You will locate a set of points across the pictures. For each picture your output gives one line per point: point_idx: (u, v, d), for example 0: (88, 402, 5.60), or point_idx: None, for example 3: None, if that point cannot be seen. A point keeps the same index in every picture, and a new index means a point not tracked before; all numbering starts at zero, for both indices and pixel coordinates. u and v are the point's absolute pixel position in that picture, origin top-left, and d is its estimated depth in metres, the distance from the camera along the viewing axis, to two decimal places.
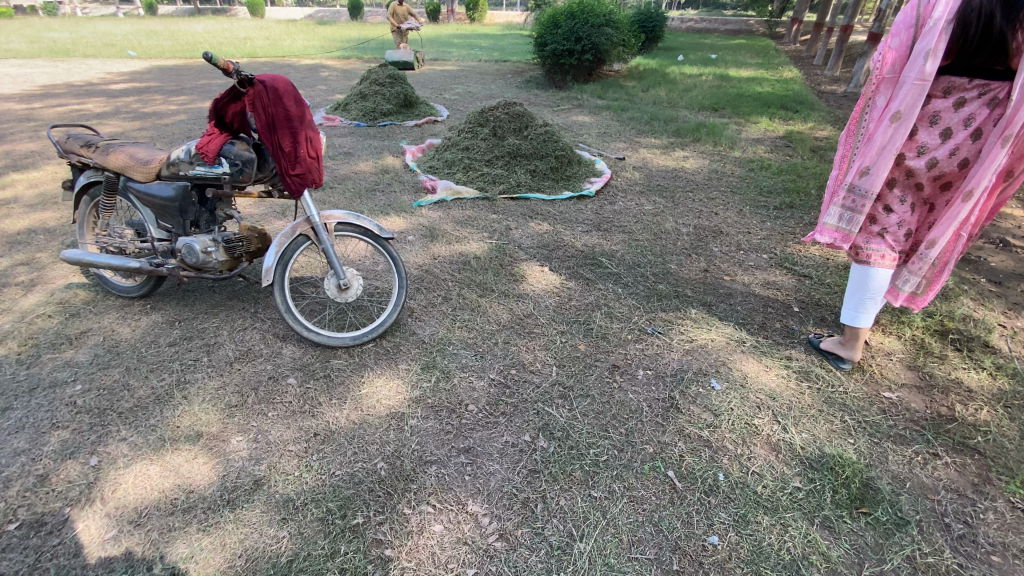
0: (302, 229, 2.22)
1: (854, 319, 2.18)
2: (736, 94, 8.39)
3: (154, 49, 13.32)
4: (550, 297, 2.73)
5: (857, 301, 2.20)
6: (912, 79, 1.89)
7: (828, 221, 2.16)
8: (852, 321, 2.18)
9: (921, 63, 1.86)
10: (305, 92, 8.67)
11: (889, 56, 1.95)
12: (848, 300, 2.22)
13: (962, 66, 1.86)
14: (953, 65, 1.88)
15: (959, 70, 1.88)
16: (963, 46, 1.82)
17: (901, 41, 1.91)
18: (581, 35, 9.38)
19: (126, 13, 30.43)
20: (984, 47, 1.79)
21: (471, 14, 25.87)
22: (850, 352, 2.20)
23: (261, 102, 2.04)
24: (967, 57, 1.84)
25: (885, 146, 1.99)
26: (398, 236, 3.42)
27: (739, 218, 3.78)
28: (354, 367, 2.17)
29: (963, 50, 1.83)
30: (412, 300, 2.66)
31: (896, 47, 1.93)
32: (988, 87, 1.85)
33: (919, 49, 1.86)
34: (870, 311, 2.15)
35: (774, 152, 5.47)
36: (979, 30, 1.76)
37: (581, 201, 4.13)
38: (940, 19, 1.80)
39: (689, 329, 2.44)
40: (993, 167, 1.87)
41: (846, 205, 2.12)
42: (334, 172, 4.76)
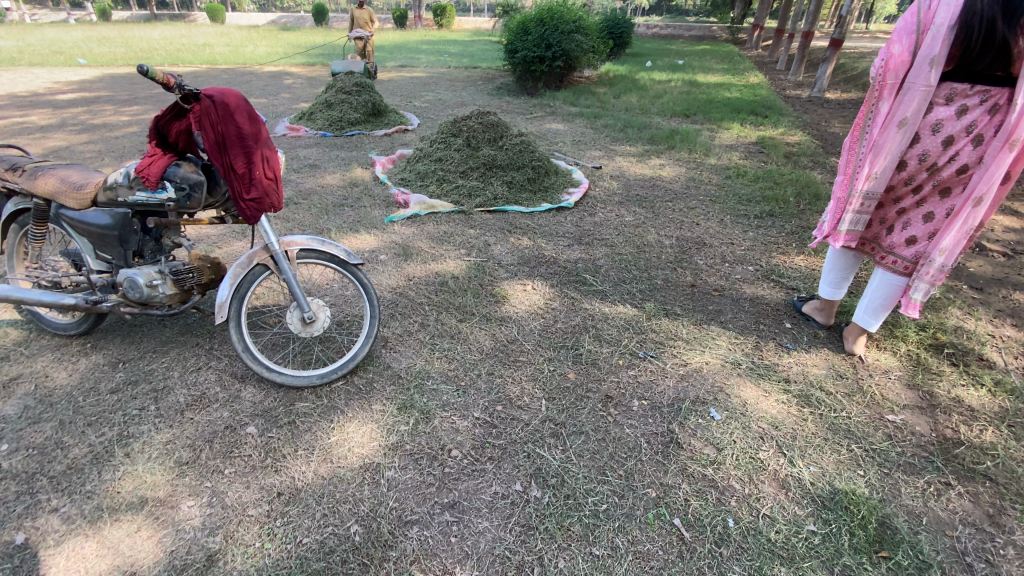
0: (260, 257, 2.00)
1: (828, 293, 2.47)
2: (706, 100, 8.45)
3: (106, 57, 12.70)
4: (534, 320, 2.57)
5: (833, 279, 2.45)
6: (917, 86, 1.99)
7: (843, 227, 2.27)
8: (824, 294, 2.47)
9: (926, 71, 1.95)
10: (268, 102, 8.34)
11: (891, 61, 2.01)
12: (824, 276, 2.49)
13: (964, 72, 1.94)
14: (955, 71, 1.95)
15: (960, 76, 1.95)
16: (966, 52, 1.89)
17: (903, 47, 1.98)
18: (551, 41, 9.30)
19: (76, 18, 29.10)
20: (986, 51, 1.86)
21: (439, 21, 25.67)
22: (822, 318, 2.52)
23: (209, 119, 1.82)
24: (969, 63, 1.91)
25: (892, 151, 2.09)
26: (369, 256, 3.21)
27: (721, 227, 3.71)
28: (323, 411, 1.97)
29: (965, 56, 1.90)
30: (387, 328, 2.46)
31: (899, 53, 2.00)
32: (989, 92, 1.91)
33: (922, 56, 1.95)
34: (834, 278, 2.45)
35: (749, 158, 5.47)
36: (981, 35, 1.84)
37: (560, 213, 4.00)
38: (942, 25, 1.89)
39: (682, 351, 2.32)
40: (998, 172, 1.92)
41: (858, 210, 2.22)
42: (300, 186, 4.51)
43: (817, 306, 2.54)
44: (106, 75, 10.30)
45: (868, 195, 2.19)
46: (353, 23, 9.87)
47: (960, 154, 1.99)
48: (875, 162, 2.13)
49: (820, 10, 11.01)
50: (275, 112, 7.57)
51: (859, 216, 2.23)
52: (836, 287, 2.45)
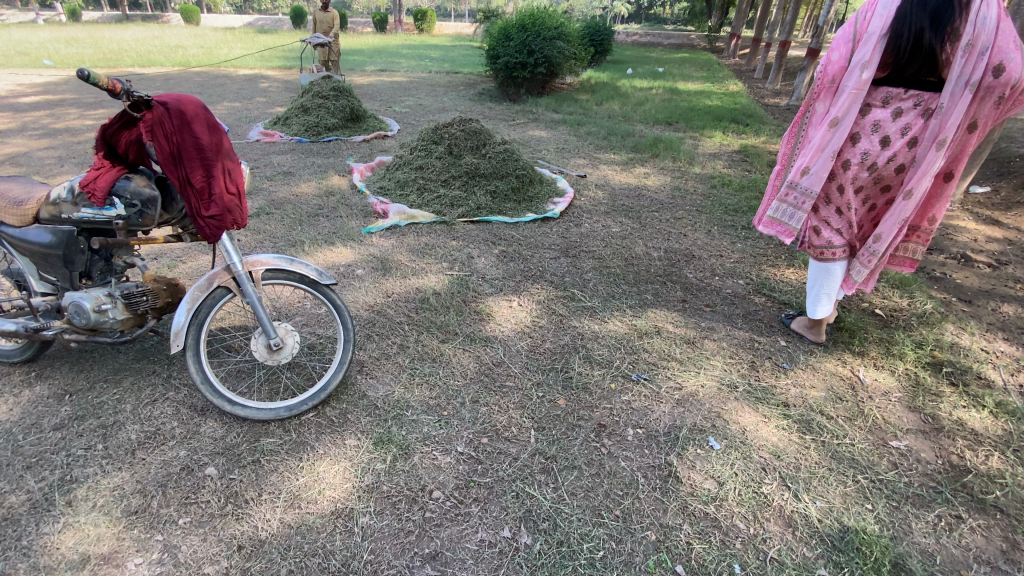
0: (221, 279, 1.82)
1: (814, 311, 2.42)
2: (688, 108, 8.46)
3: (73, 58, 12.26)
4: (520, 339, 2.44)
5: (818, 294, 2.41)
6: (850, 88, 2.10)
7: (771, 214, 2.43)
8: (812, 313, 2.42)
9: (859, 74, 2.07)
10: (243, 106, 8.08)
11: (830, 67, 2.15)
12: (808, 293, 2.45)
13: (897, 77, 2.06)
14: (888, 76, 2.08)
15: (895, 81, 2.07)
16: (897, 59, 2.02)
17: (840, 54, 2.11)
18: (533, 48, 9.25)
19: (43, 17, 28.16)
20: (915, 58, 1.99)
21: (420, 25, 25.51)
22: (812, 337, 2.46)
23: (163, 130, 1.66)
24: (901, 69, 2.04)
25: (826, 148, 2.20)
26: (345, 271, 3.04)
27: (709, 239, 3.64)
28: (292, 447, 1.80)
29: (896, 63, 2.03)
30: (362, 351, 2.30)
31: (836, 60, 2.13)
32: (922, 97, 2.04)
33: (855, 61, 2.07)
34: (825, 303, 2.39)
35: (732, 167, 5.45)
36: (909, 43, 1.96)
37: (545, 223, 3.88)
38: (874, 34, 2.01)
39: (677, 373, 2.21)
40: (927, 168, 2.08)
41: (789, 201, 2.36)
42: (273, 195, 4.31)
43: (807, 324, 2.49)
44: (72, 77, 9.91)
45: (799, 187, 2.32)
46: (320, 28, 9.63)
47: (897, 154, 2.13)
48: (809, 158, 2.25)
49: (797, 20, 11.17)
50: (249, 116, 7.31)
51: (791, 207, 2.36)
52: (819, 304, 2.41)
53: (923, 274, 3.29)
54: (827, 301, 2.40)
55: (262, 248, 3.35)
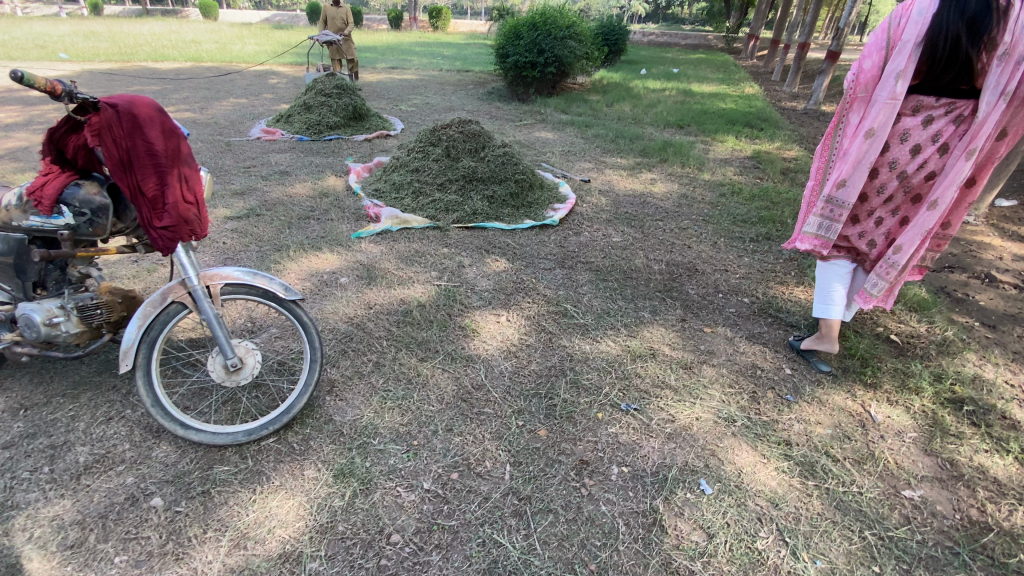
0: (176, 294, 1.70)
1: (823, 311, 2.27)
2: (701, 111, 8.22)
3: (87, 51, 12.33)
4: (505, 359, 2.28)
5: (828, 295, 2.27)
6: (884, 98, 1.95)
7: (807, 230, 2.24)
8: (820, 313, 2.27)
9: (893, 84, 1.93)
10: (249, 102, 8.01)
11: (862, 76, 2.01)
12: (817, 294, 2.30)
13: (930, 86, 1.93)
14: (921, 85, 1.94)
15: (927, 89, 1.94)
16: (931, 68, 1.88)
17: (873, 62, 1.97)
18: (544, 46, 9.06)
19: (66, 10, 28.53)
20: (950, 68, 1.85)
21: (435, 22, 25.39)
22: (824, 346, 2.29)
23: (111, 133, 1.55)
24: (935, 78, 1.90)
25: (859, 159, 2.05)
26: (328, 280, 2.91)
27: (714, 251, 3.45)
28: (248, 477, 1.68)
29: (930, 72, 1.89)
30: (334, 369, 2.16)
31: (869, 68, 1.99)
32: (954, 105, 1.91)
33: (890, 70, 1.92)
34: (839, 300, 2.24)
35: (744, 174, 5.23)
36: (946, 53, 1.83)
37: (543, 230, 3.72)
38: (909, 41, 1.86)
39: (670, 403, 2.03)
40: (957, 178, 1.93)
41: (824, 215, 2.18)
42: (266, 196, 4.21)
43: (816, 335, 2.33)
44: (83, 70, 9.94)
45: (835, 201, 2.15)
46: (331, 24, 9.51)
47: (927, 163, 2.00)
48: (842, 170, 2.10)
49: (818, 21, 10.83)
50: (253, 113, 7.24)
51: (825, 220, 2.19)
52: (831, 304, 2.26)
53: (944, 295, 3.08)
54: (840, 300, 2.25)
55: (246, 252, 3.24)
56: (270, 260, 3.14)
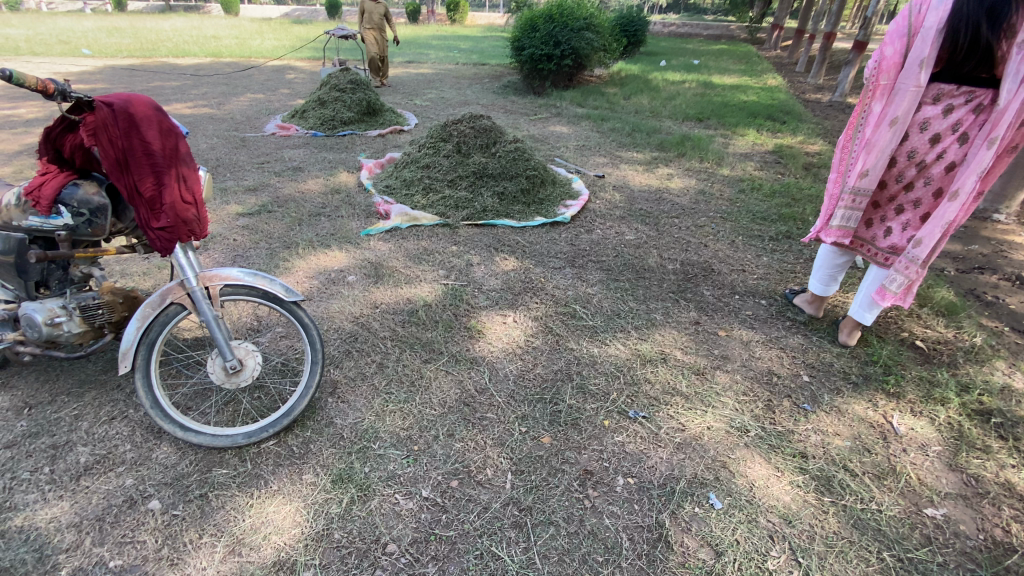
0: (175, 295, 1.69)
1: (818, 289, 2.52)
2: (721, 103, 8.02)
3: (112, 48, 12.57)
4: (510, 362, 2.23)
5: (823, 276, 2.49)
6: (907, 87, 2.03)
7: (833, 222, 2.33)
8: (815, 290, 2.52)
9: (916, 72, 2.00)
10: (266, 97, 8.06)
11: (884, 62, 2.06)
12: (814, 273, 2.53)
13: (950, 73, 1.99)
14: (942, 72, 2.00)
15: (948, 76, 2.00)
16: (953, 55, 1.94)
17: (895, 49, 2.03)
18: (560, 39, 8.92)
19: (94, 8, 29.18)
20: (971, 56, 1.91)
21: (452, 15, 25.28)
22: (811, 310, 2.58)
23: (108, 134, 1.55)
24: (956, 65, 1.96)
25: (883, 149, 2.14)
26: (336, 278, 2.89)
27: (731, 250, 3.33)
28: (245, 481, 1.66)
29: (952, 59, 1.96)
30: (337, 370, 2.14)
31: (890, 55, 2.04)
32: (974, 93, 1.96)
33: (912, 58, 1.99)
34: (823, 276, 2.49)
35: (764, 169, 5.07)
36: (967, 40, 1.89)
37: (554, 228, 3.65)
38: (931, 29, 1.93)
39: (680, 411, 1.96)
40: (979, 167, 1.96)
41: (850, 207, 2.28)
42: (278, 192, 4.21)
43: (807, 299, 2.60)
44: (107, 67, 10.11)
45: (859, 191, 2.24)
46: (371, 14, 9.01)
47: (947, 152, 2.05)
48: (866, 159, 2.18)
49: (845, 10, 10.46)
50: (269, 109, 7.28)
51: (850, 212, 2.29)
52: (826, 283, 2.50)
53: (974, 297, 2.92)
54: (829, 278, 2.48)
55: (256, 249, 3.23)
56: (279, 257, 3.13)
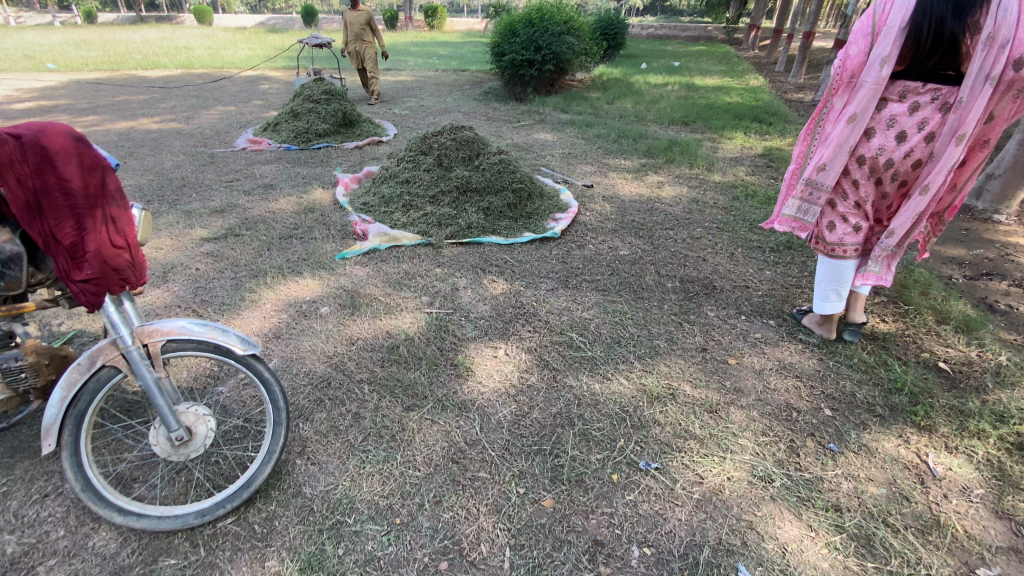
0: (106, 356, 1.43)
1: (824, 307, 2.35)
2: (706, 106, 7.91)
3: (77, 61, 12.09)
4: (502, 404, 2.00)
5: (826, 291, 2.34)
6: (869, 84, 2.00)
7: (787, 212, 2.33)
8: (822, 310, 2.35)
9: (878, 69, 1.96)
10: (238, 110, 7.75)
11: (848, 61, 2.02)
12: (816, 290, 2.37)
13: (916, 71, 1.96)
14: (907, 70, 1.97)
15: (913, 74, 1.97)
16: (917, 52, 1.92)
17: (859, 48, 1.99)
18: (540, 44, 8.75)
19: (61, 21, 28.39)
20: (936, 50, 1.89)
21: (430, 21, 25.08)
22: (823, 333, 2.40)
23: (14, 172, 1.31)
24: (920, 62, 1.94)
25: (842, 144, 2.10)
26: (307, 311, 2.63)
27: (732, 264, 3.15)
28: (198, 572, 1.41)
29: (916, 57, 1.93)
30: (308, 425, 1.89)
31: (854, 54, 2.00)
32: (940, 91, 1.95)
33: (874, 56, 1.95)
34: (832, 294, 2.32)
35: (756, 174, 4.92)
36: (930, 37, 1.87)
37: (543, 244, 3.44)
38: (894, 27, 1.90)
39: (695, 459, 1.75)
40: (947, 164, 2.00)
41: (804, 198, 2.28)
42: (247, 213, 3.93)
43: (818, 320, 2.42)
44: (71, 81, 9.70)
45: (815, 183, 2.23)
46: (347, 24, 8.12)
47: (915, 150, 2.04)
48: (824, 154, 2.16)
49: (822, 10, 10.47)
50: (241, 121, 6.98)
51: (805, 203, 2.28)
52: (828, 301, 2.33)
53: (987, 307, 2.78)
54: (839, 295, 2.31)
55: (220, 279, 2.96)
56: (245, 288, 2.86)
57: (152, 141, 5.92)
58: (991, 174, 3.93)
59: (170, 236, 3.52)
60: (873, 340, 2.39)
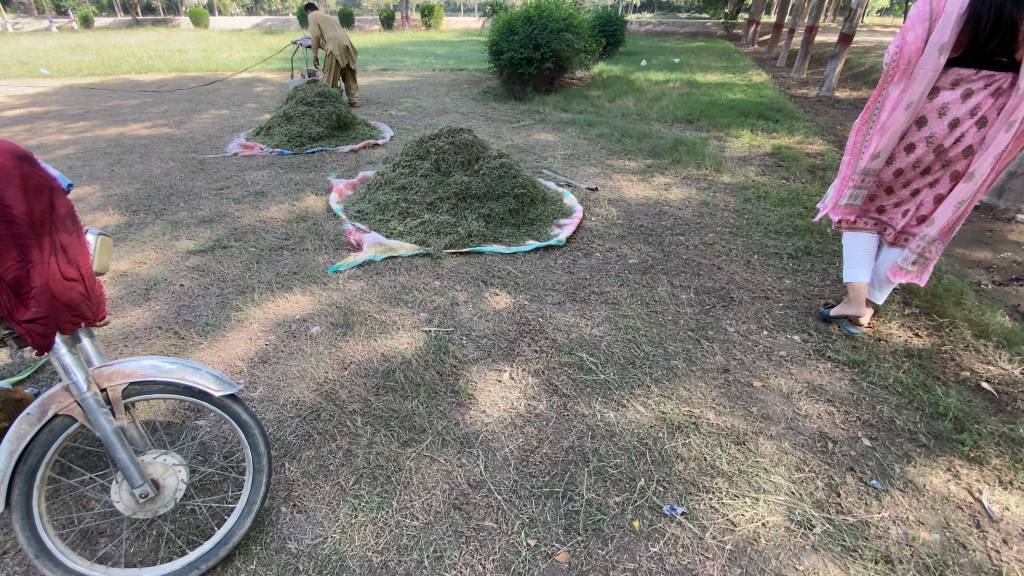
0: (59, 404, 1.25)
1: (854, 276, 2.31)
2: (710, 103, 7.72)
3: (71, 65, 11.96)
4: (508, 436, 1.82)
5: (857, 260, 2.31)
6: (926, 72, 1.96)
7: (841, 201, 2.29)
8: (852, 278, 2.31)
9: (936, 56, 1.93)
10: (232, 113, 7.58)
11: (905, 49, 1.97)
12: (846, 260, 2.34)
13: (970, 58, 1.93)
14: (961, 58, 1.95)
15: (966, 62, 1.95)
16: (974, 39, 1.88)
17: (917, 34, 1.94)
18: (539, 41, 8.55)
19: (57, 26, 28.29)
20: (995, 35, 1.85)
21: (427, 20, 24.89)
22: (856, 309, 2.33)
23: None
24: (976, 49, 1.91)
25: (897, 131, 2.07)
26: (297, 332, 2.45)
27: (748, 272, 2.97)
28: None
29: (973, 43, 1.90)
30: (294, 465, 1.71)
31: (912, 40, 1.95)
32: (993, 78, 1.92)
33: (932, 44, 1.92)
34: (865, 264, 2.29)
35: (766, 174, 4.74)
36: (989, 24, 1.83)
37: (548, 253, 3.26)
38: (953, 14, 1.86)
39: (725, 502, 1.57)
40: (994, 148, 1.95)
41: (858, 186, 2.23)
42: (237, 222, 3.76)
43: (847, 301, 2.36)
44: (62, 86, 9.51)
45: (871, 172, 2.18)
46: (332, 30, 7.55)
47: (966, 136, 2.00)
48: (880, 142, 2.12)
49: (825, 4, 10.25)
50: (234, 125, 6.80)
51: (859, 191, 2.24)
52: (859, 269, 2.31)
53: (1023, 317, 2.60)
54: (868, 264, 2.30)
55: (205, 296, 2.79)
56: (231, 306, 2.69)
57: (142, 147, 5.74)
58: (1013, 172, 3.73)
59: (154, 249, 3.34)
60: (907, 356, 2.21)
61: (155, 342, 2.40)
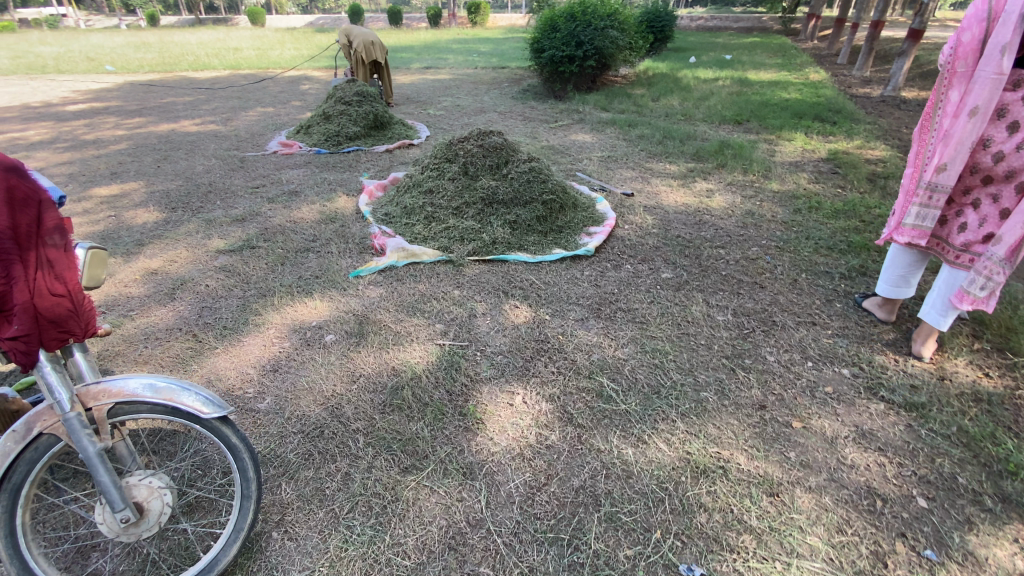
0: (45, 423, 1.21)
1: (887, 291, 2.32)
2: (761, 103, 7.29)
3: (136, 62, 12.63)
4: (514, 469, 1.70)
5: (894, 277, 2.29)
6: (988, 74, 1.77)
7: (905, 221, 2.07)
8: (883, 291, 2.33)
9: (997, 57, 1.74)
10: (277, 111, 7.76)
11: (960, 49, 1.82)
12: (884, 274, 2.33)
13: None
14: None
15: None
16: None
17: (973, 34, 1.78)
18: (582, 38, 8.33)
19: (129, 26, 30.12)
20: None
21: (474, 17, 24.94)
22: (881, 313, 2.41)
23: None
24: None
25: (962, 141, 1.86)
26: (310, 341, 2.40)
27: (793, 292, 2.72)
28: None
29: None
30: (291, 487, 1.65)
31: (968, 41, 1.80)
32: None
33: (992, 44, 1.73)
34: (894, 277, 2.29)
35: (820, 181, 4.40)
36: None
37: (574, 263, 3.10)
38: (1014, 11, 1.67)
39: (750, 566, 1.39)
40: None
41: (924, 204, 2.01)
42: (267, 222, 3.79)
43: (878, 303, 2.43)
44: (126, 83, 10.04)
45: (937, 187, 1.96)
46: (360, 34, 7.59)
47: None
48: (943, 153, 1.91)
49: None
50: (277, 123, 6.96)
51: (925, 210, 2.01)
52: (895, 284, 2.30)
53: None
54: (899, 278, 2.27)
55: (228, 298, 2.79)
56: (251, 309, 2.68)
57: (189, 144, 5.94)
58: None
59: (186, 248, 3.40)
60: (975, 400, 1.94)
61: (174, 344, 2.41)
